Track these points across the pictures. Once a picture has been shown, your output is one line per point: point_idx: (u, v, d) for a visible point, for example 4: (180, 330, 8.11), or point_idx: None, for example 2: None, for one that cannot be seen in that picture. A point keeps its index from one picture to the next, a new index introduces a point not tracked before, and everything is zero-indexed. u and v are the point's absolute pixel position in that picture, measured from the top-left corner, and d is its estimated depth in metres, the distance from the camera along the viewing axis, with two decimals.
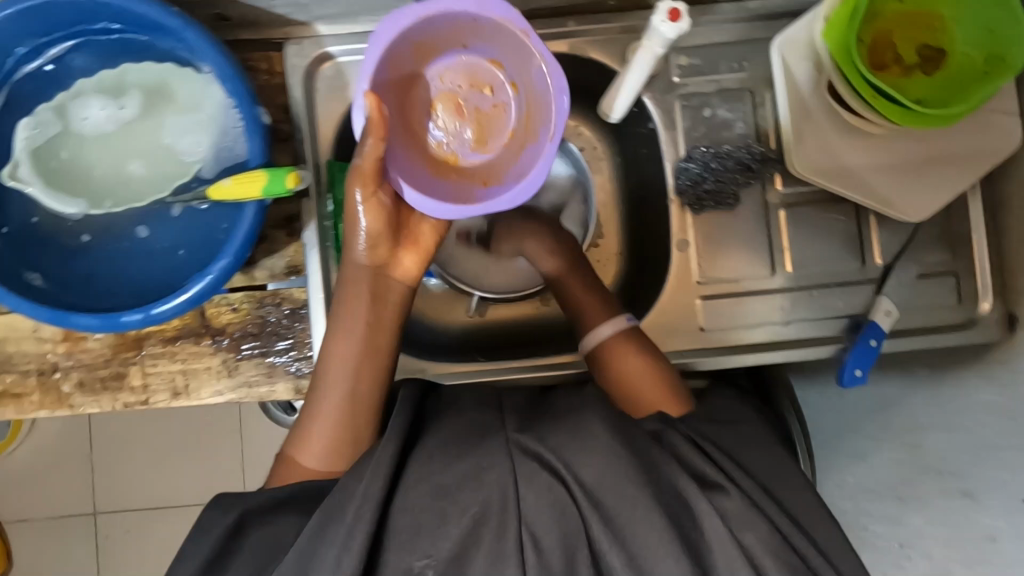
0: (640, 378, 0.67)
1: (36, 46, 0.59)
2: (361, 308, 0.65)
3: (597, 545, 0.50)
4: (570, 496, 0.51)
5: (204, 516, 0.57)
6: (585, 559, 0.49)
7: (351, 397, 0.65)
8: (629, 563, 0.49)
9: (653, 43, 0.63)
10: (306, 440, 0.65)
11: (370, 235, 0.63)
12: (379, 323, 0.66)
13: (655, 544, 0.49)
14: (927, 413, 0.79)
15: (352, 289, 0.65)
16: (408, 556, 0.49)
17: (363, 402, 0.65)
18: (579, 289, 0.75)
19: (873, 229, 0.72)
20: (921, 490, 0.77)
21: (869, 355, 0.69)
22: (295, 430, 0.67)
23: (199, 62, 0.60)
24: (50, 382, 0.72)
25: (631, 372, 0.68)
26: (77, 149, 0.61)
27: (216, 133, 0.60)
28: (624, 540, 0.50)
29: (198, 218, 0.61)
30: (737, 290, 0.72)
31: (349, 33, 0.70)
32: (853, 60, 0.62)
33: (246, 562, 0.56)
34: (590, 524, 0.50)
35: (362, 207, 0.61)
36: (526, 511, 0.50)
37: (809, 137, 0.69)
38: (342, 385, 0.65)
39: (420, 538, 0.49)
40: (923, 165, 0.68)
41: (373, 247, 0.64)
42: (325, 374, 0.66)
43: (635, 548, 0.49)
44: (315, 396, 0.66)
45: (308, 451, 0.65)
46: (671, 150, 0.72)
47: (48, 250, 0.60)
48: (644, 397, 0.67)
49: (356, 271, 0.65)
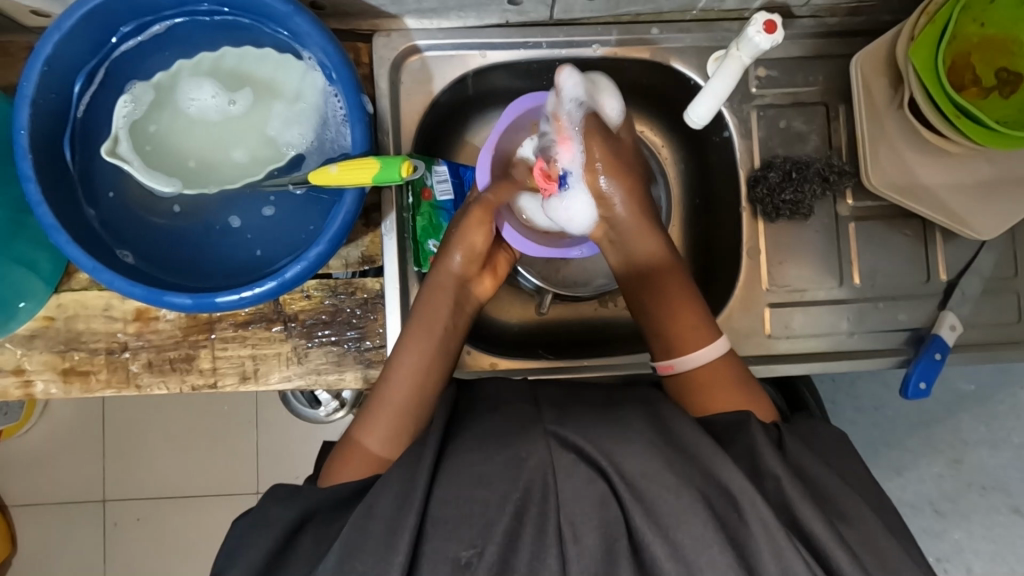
0: (722, 386, 0.65)
1: (139, 25, 0.61)
2: (444, 312, 0.68)
3: (641, 538, 0.49)
4: (610, 489, 0.50)
5: (272, 504, 0.56)
6: (625, 551, 0.48)
7: (418, 390, 0.66)
8: (674, 558, 0.48)
9: (743, 53, 0.63)
10: (369, 425, 0.65)
11: (467, 249, 0.70)
12: (452, 330, 0.69)
13: (701, 538, 0.48)
14: (977, 432, 0.91)
15: (437, 290, 0.69)
16: (453, 546, 0.48)
17: (428, 395, 0.66)
18: (683, 295, 0.69)
19: (939, 246, 0.74)
20: (960, 503, 0.92)
21: (933, 369, 0.71)
22: (359, 415, 0.66)
23: (299, 49, 0.63)
24: (117, 361, 0.71)
25: (712, 378, 0.65)
26: (167, 126, 0.63)
27: (317, 121, 0.64)
28: (665, 533, 0.48)
29: (292, 205, 0.65)
30: (804, 299, 0.73)
31: (436, 28, 0.71)
32: (938, 79, 0.64)
33: (303, 555, 0.53)
34: (629, 513, 0.49)
35: (473, 229, 0.70)
36: (564, 504, 0.49)
37: (883, 153, 0.71)
38: (413, 373, 0.66)
39: (464, 528, 0.49)
40: (993, 186, 0.71)
41: (467, 260, 0.70)
42: (397, 362, 0.66)
43: (680, 543, 0.48)
44: (379, 390, 0.66)
45: (367, 438, 0.64)
46: (746, 159, 0.74)
47: (139, 229, 0.63)
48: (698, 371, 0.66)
49: (445, 276, 0.70)
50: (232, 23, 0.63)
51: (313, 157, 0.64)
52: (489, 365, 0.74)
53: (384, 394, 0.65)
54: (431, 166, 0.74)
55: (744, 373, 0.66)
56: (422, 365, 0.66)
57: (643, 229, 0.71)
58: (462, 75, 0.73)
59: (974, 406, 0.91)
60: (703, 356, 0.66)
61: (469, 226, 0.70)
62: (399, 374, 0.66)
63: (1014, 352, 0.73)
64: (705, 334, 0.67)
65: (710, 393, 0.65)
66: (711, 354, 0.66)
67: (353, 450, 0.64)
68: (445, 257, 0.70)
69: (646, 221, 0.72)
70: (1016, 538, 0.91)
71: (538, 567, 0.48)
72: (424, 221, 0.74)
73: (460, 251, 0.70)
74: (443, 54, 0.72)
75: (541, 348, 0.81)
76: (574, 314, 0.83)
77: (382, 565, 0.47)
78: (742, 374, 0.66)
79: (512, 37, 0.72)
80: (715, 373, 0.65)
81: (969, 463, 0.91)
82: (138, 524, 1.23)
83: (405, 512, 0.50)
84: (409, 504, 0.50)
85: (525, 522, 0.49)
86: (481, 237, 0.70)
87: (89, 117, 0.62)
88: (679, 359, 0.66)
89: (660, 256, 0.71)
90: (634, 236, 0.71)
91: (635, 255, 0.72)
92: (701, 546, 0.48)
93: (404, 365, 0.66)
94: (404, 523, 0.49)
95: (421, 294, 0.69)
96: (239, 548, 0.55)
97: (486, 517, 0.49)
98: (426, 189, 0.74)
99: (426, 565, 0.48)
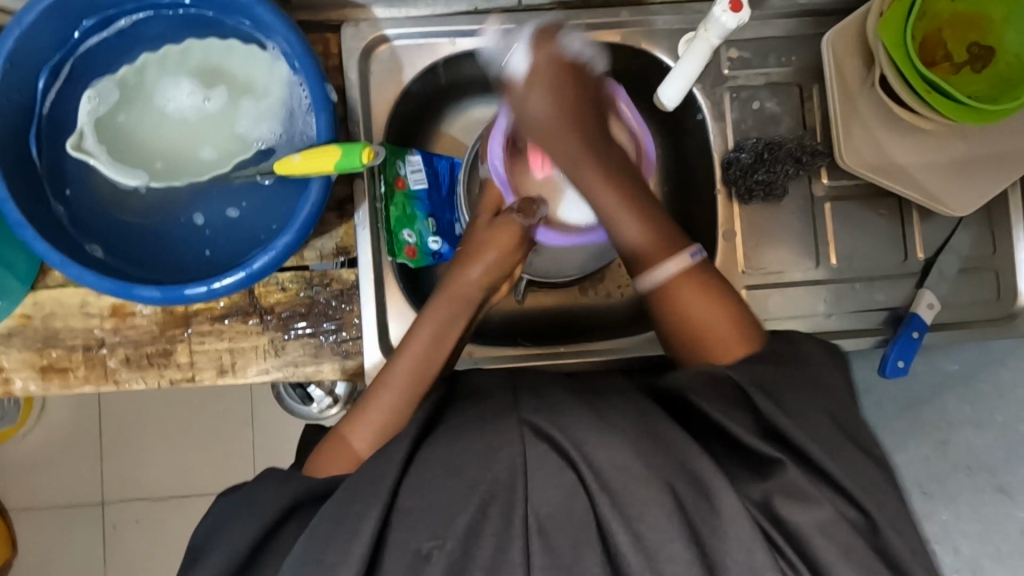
0: (695, 299, 0.63)
1: (103, 19, 0.62)
2: (459, 324, 0.68)
3: (607, 526, 0.48)
4: (579, 480, 0.49)
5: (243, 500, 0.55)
6: (592, 543, 0.47)
7: (413, 392, 0.64)
8: (638, 546, 0.47)
9: (711, 33, 0.64)
10: (361, 422, 0.63)
11: (490, 265, 0.69)
12: (457, 345, 0.68)
13: (667, 525, 0.47)
14: (963, 413, 0.91)
15: (453, 302, 0.68)
16: (416, 536, 0.47)
17: (426, 394, 0.65)
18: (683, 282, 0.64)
19: (915, 224, 0.74)
20: (946, 485, 0.92)
21: (911, 348, 0.70)
22: (350, 410, 0.65)
23: (263, 41, 0.63)
24: (95, 357, 0.71)
25: (679, 294, 0.63)
26: (133, 120, 0.63)
27: (283, 110, 0.63)
28: (629, 520, 0.48)
29: (262, 196, 0.65)
30: (781, 280, 0.73)
31: (406, 17, 0.71)
32: (908, 54, 0.63)
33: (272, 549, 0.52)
34: (596, 500, 0.48)
35: (515, 257, 0.70)
36: (531, 493, 0.49)
37: (856, 132, 0.71)
38: (414, 379, 0.65)
39: (427, 520, 0.48)
40: (968, 163, 0.71)
41: (488, 275, 0.69)
42: (398, 365, 0.65)
43: (645, 530, 0.47)
44: (375, 389, 0.64)
45: (358, 436, 0.62)
46: (720, 142, 0.74)
47: (108, 224, 0.63)
48: (683, 313, 0.63)
49: (465, 289, 0.69)
50: (197, 16, 0.64)
51: (279, 150, 0.64)
52: (466, 354, 0.74)
53: (381, 394, 0.64)
54: (403, 156, 0.74)
55: (719, 284, 0.64)
56: (427, 369, 0.65)
57: (618, 200, 0.66)
58: (432, 64, 0.73)
59: (961, 387, 0.90)
60: (667, 271, 0.64)
61: (512, 253, 0.70)
62: (397, 377, 0.64)
63: (993, 329, 0.73)
64: (670, 249, 0.65)
65: (683, 312, 0.63)
66: (679, 266, 0.64)
67: (341, 445, 0.62)
68: (466, 266, 0.69)
69: (601, 146, 0.67)
70: (1002, 518, 0.91)
71: (501, 560, 0.47)
72: (398, 210, 0.74)
73: (484, 263, 0.69)
74: (412, 44, 0.72)
75: (521, 337, 0.81)
76: (554, 301, 0.83)
77: (341, 558, 0.47)
78: (732, 313, 0.62)
79: (481, 24, 0.72)
80: (684, 289, 0.63)
81: (956, 443, 0.91)
82: (134, 524, 1.23)
83: (368, 505, 0.49)
84: (373, 495, 0.49)
85: (492, 512, 0.48)
86: (510, 256, 0.70)
87: (56, 112, 0.62)
88: (639, 278, 0.66)
89: (642, 238, 0.65)
90: (615, 217, 0.66)
91: (619, 236, 0.67)
92: (664, 537, 0.47)
93: (404, 368, 0.65)
94: (364, 517, 0.48)
95: (432, 304, 0.68)
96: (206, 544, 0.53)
97: (452, 508, 0.48)
98: (399, 179, 0.74)
99: (389, 561, 0.47)
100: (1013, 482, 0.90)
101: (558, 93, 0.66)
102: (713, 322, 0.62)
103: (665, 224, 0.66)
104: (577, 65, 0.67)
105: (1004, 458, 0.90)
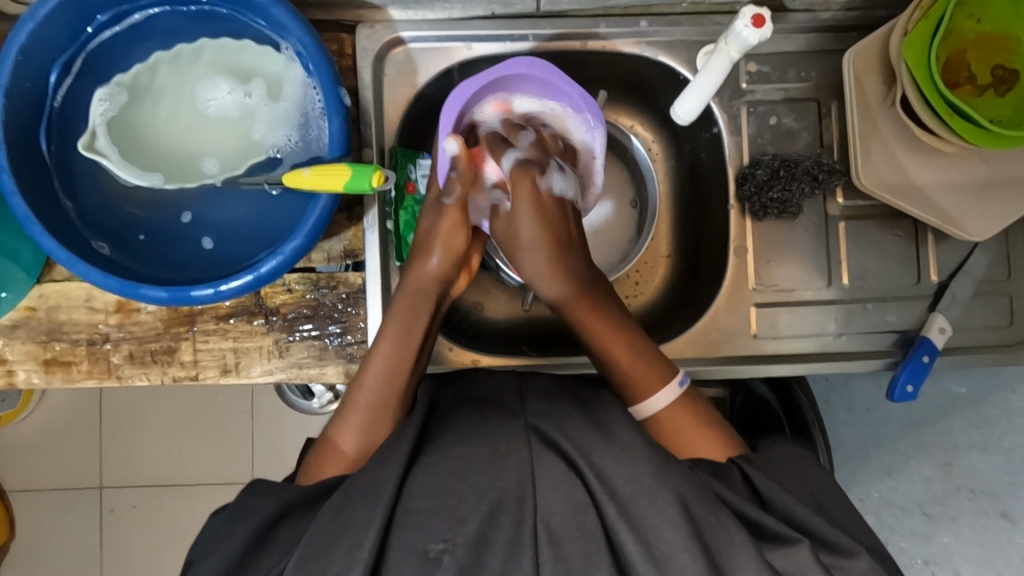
0: (606, 333, 0.66)
1: (116, 14, 0.61)
2: (421, 317, 0.66)
3: (616, 534, 0.46)
4: (591, 497, 0.48)
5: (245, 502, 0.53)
6: (603, 552, 0.45)
7: (388, 387, 0.62)
8: (647, 557, 0.45)
9: (730, 48, 0.63)
10: (347, 424, 0.61)
11: (444, 250, 0.67)
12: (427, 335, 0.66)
13: (676, 543, 0.45)
14: (970, 437, 0.90)
15: (414, 295, 0.66)
16: (422, 537, 0.45)
17: (400, 390, 0.63)
18: (692, 424, 0.63)
19: (930, 247, 0.73)
20: (948, 510, 0.91)
21: (920, 372, 0.70)
22: (332, 417, 0.63)
23: (277, 40, 0.62)
24: (99, 352, 0.70)
25: (673, 423, 0.64)
26: (146, 122, 0.63)
27: (297, 113, 0.63)
28: (640, 529, 0.46)
29: (270, 201, 0.64)
30: (792, 299, 0.72)
31: (422, 20, 0.70)
32: (930, 74, 0.62)
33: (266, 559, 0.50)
34: (606, 512, 0.47)
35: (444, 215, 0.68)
36: (542, 500, 0.47)
37: (876, 151, 0.70)
38: (380, 378, 0.62)
39: (437, 519, 0.46)
40: (987, 186, 0.70)
41: (445, 263, 0.68)
42: (366, 365, 0.64)
43: (652, 545, 0.45)
44: (352, 395, 0.63)
45: (347, 440, 0.61)
46: (735, 156, 0.73)
47: (116, 220, 0.63)
48: (687, 443, 0.63)
49: (421, 281, 0.66)
50: (210, 13, 0.63)
51: (292, 157, 0.64)
52: (471, 361, 0.73)
53: (361, 393, 0.62)
54: (414, 159, 0.73)
55: (709, 412, 0.65)
56: (397, 361, 0.63)
57: (623, 338, 0.65)
58: (446, 68, 0.72)
59: (966, 409, 0.90)
60: (660, 402, 0.64)
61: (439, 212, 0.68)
62: (370, 378, 0.63)
63: (1006, 355, 0.72)
64: (661, 377, 0.64)
65: (674, 433, 0.63)
66: (669, 396, 0.64)
67: (331, 450, 0.60)
68: (421, 259, 0.67)
69: (608, 305, 0.68)
70: (1004, 543, 0.89)
71: (512, 567, 0.44)
72: (408, 214, 0.73)
73: (438, 252, 0.67)
74: (428, 47, 0.71)
75: (525, 345, 0.80)
76: (560, 312, 0.83)
77: (345, 565, 0.44)
78: (733, 438, 0.64)
79: (498, 29, 0.71)
80: (677, 415, 0.64)
81: (959, 466, 0.90)
82: (133, 512, 1.23)
83: (374, 506, 0.47)
84: (377, 501, 0.47)
85: (498, 518, 0.46)
86: (456, 229, 0.68)
87: (67, 108, 0.62)
88: (632, 405, 0.64)
89: (636, 374, 0.64)
90: (614, 344, 0.65)
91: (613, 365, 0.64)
92: (674, 547, 0.45)
93: (374, 367, 0.63)
94: (369, 522, 0.46)
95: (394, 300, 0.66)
96: (209, 556, 0.51)
97: (460, 511, 0.46)
98: (411, 183, 0.73)
99: (393, 560, 0.45)
100: (1016, 507, 0.88)
101: (545, 208, 0.68)
102: (704, 447, 0.62)
103: (662, 369, 0.65)
104: (562, 202, 0.70)
105: (1009, 482, 0.88)
